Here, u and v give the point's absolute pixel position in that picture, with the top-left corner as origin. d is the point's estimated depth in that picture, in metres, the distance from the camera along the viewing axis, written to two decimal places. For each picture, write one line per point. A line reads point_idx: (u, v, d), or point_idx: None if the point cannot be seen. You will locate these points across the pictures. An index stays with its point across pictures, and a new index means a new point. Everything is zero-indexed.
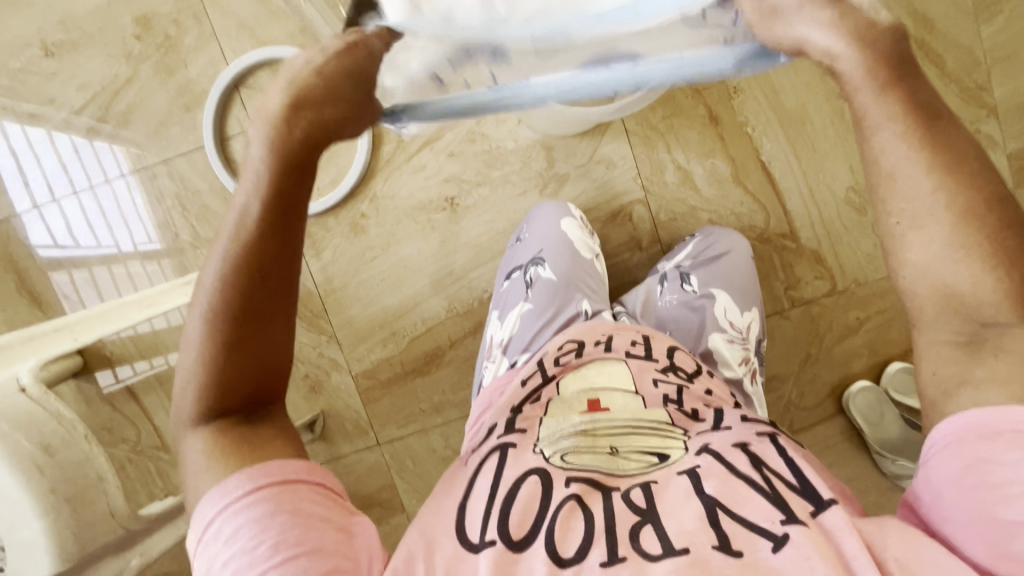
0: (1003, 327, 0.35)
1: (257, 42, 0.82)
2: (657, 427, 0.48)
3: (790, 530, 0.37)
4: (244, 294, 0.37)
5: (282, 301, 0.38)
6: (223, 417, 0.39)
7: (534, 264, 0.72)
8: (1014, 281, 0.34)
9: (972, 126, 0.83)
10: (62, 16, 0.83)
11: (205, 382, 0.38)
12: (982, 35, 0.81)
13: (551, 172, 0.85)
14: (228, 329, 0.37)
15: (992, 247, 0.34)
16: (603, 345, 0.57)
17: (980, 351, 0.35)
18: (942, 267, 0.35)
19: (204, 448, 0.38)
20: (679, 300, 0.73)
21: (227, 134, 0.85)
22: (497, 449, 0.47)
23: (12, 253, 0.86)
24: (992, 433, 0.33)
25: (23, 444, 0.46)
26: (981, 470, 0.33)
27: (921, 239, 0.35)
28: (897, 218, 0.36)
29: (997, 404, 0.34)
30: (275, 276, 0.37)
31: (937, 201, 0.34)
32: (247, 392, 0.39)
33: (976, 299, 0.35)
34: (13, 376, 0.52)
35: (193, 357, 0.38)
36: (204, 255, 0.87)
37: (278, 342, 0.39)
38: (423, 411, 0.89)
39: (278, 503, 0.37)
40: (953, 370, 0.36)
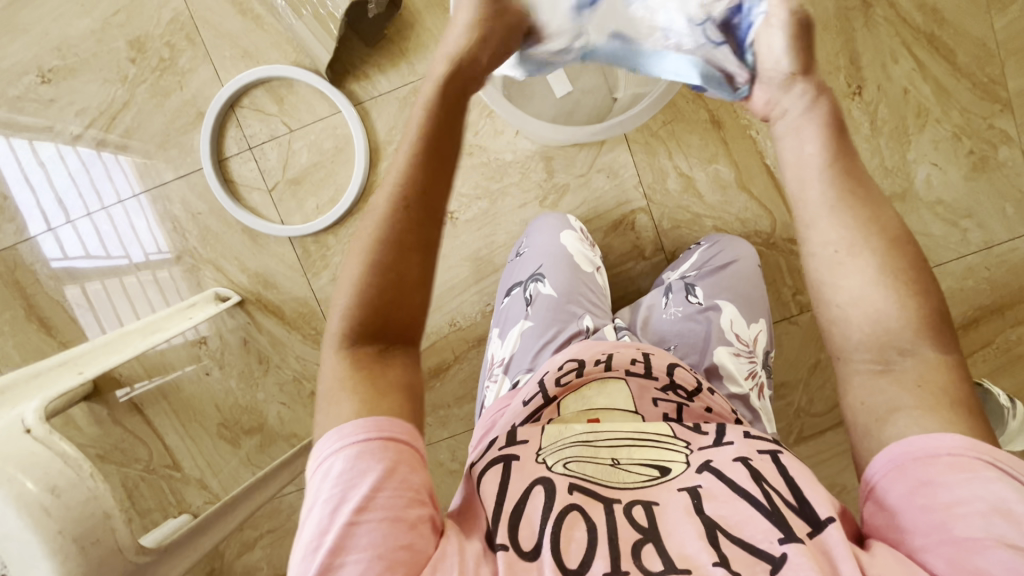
0: (917, 355, 0.39)
1: (251, 61, 0.82)
2: (660, 439, 0.46)
3: (788, 549, 0.36)
4: (396, 215, 0.41)
5: (424, 226, 0.42)
6: (367, 345, 0.41)
7: (533, 280, 0.71)
8: (923, 308, 0.39)
9: (985, 122, 0.80)
10: (57, 43, 0.83)
11: (353, 303, 0.40)
12: (994, 27, 0.78)
13: (551, 183, 0.84)
14: (381, 247, 0.40)
15: (909, 279, 0.40)
16: (604, 363, 0.53)
17: (900, 377, 0.39)
18: (877, 296, 0.40)
19: (338, 373, 0.40)
20: (684, 312, 0.71)
21: (226, 155, 0.84)
22: (501, 460, 0.44)
23: (19, 279, 0.87)
24: (929, 455, 0.36)
25: (30, 486, 0.46)
26: (928, 491, 0.35)
27: (855, 268, 0.40)
28: (838, 248, 0.41)
29: (926, 431, 0.36)
30: (423, 202, 0.42)
31: (858, 235, 0.41)
32: (385, 321, 0.41)
33: (901, 326, 0.39)
34: (19, 418, 0.52)
35: (349, 279, 0.41)
36: (208, 276, 0.87)
37: (413, 269, 0.41)
38: (429, 424, 0.89)
39: (382, 457, 0.37)
40: (882, 398, 0.39)
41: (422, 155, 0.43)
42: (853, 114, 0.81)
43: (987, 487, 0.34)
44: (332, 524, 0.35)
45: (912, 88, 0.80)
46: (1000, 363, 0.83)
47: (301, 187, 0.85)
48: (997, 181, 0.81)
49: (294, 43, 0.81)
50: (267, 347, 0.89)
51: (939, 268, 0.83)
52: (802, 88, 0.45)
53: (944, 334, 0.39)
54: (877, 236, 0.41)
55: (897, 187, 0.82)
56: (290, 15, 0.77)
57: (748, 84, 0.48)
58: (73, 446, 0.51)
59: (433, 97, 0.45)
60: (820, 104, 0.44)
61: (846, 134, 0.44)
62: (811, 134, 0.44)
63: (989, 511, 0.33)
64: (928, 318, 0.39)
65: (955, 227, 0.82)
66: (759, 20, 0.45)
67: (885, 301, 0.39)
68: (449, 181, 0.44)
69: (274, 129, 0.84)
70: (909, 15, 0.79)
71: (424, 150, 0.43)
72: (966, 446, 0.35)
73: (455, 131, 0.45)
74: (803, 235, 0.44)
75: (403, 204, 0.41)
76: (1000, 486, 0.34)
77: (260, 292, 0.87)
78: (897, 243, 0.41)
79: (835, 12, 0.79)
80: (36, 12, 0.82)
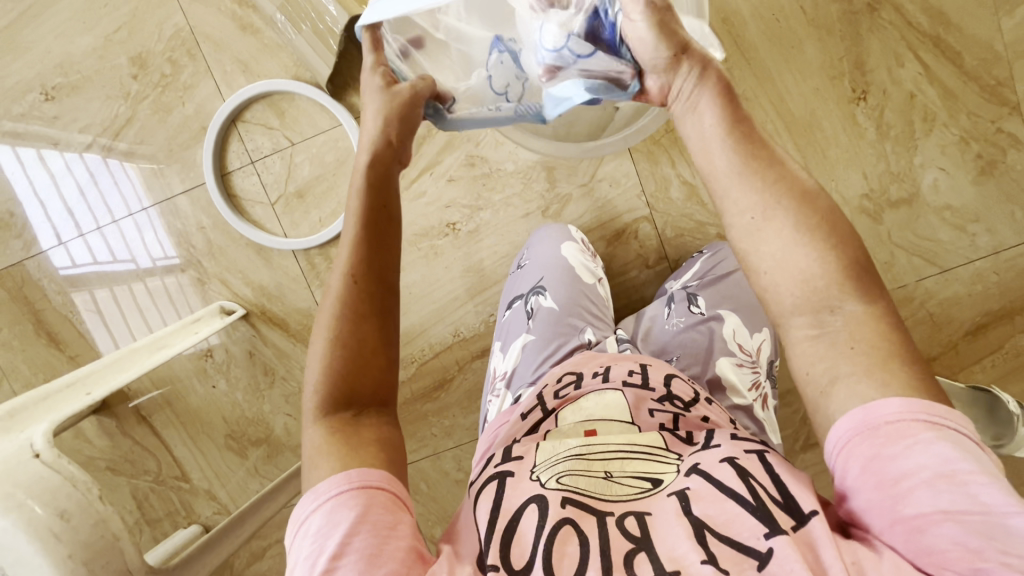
0: (850, 312, 0.38)
1: (251, 75, 0.82)
2: (651, 451, 0.46)
3: (774, 544, 0.36)
4: (351, 291, 0.44)
5: (377, 295, 0.45)
6: (344, 410, 0.42)
7: (534, 293, 0.71)
8: (848, 259, 0.38)
9: (993, 125, 0.79)
10: (60, 60, 0.83)
11: (325, 373, 0.42)
12: (1002, 28, 0.77)
13: (553, 193, 0.84)
14: (342, 322, 0.43)
15: (830, 230, 0.39)
16: (601, 376, 0.55)
17: (835, 339, 0.38)
18: (801, 257, 0.38)
19: (317, 442, 0.41)
20: (686, 322, 0.71)
21: (228, 169, 0.85)
22: (496, 477, 0.45)
23: (27, 295, 0.88)
24: (874, 429, 0.35)
25: (37, 511, 0.47)
26: (877, 467, 0.34)
27: (773, 231, 0.39)
28: (752, 216, 0.40)
29: (868, 400, 0.35)
30: (372, 274, 0.45)
31: (769, 197, 0.40)
32: (356, 384, 0.43)
33: (828, 281, 0.38)
34: (28, 442, 0.53)
35: (316, 357, 0.43)
36: (214, 289, 0.87)
37: (372, 333, 0.44)
38: (435, 435, 0.89)
39: (355, 507, 0.37)
40: (822, 366, 0.38)
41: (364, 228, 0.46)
42: (857, 119, 0.80)
43: (930, 452, 0.33)
44: None
45: (918, 92, 0.79)
46: (1009, 368, 0.82)
47: (303, 200, 0.85)
48: (1005, 184, 0.80)
49: (295, 57, 0.81)
50: (272, 359, 0.89)
51: (947, 273, 0.82)
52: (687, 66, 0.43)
53: (872, 282, 0.38)
54: (787, 194, 0.39)
55: (903, 192, 0.81)
56: (289, 30, 0.78)
57: (636, 78, 0.46)
58: (80, 469, 0.51)
59: (371, 171, 0.48)
60: (706, 87, 0.43)
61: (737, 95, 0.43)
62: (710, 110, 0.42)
63: (934, 478, 0.32)
64: (854, 267, 0.38)
65: (962, 232, 0.81)
66: (618, 18, 0.44)
67: (808, 257, 0.38)
68: (394, 245, 0.47)
69: (277, 142, 0.84)
70: (915, 18, 0.78)
71: (368, 224, 0.46)
72: (904, 410, 0.34)
73: (393, 198, 0.49)
74: (725, 206, 0.42)
75: (353, 280, 0.44)
76: (941, 446, 0.33)
77: (265, 305, 0.88)
78: (807, 197, 0.39)
79: (840, 17, 0.78)
80: (39, 30, 0.83)
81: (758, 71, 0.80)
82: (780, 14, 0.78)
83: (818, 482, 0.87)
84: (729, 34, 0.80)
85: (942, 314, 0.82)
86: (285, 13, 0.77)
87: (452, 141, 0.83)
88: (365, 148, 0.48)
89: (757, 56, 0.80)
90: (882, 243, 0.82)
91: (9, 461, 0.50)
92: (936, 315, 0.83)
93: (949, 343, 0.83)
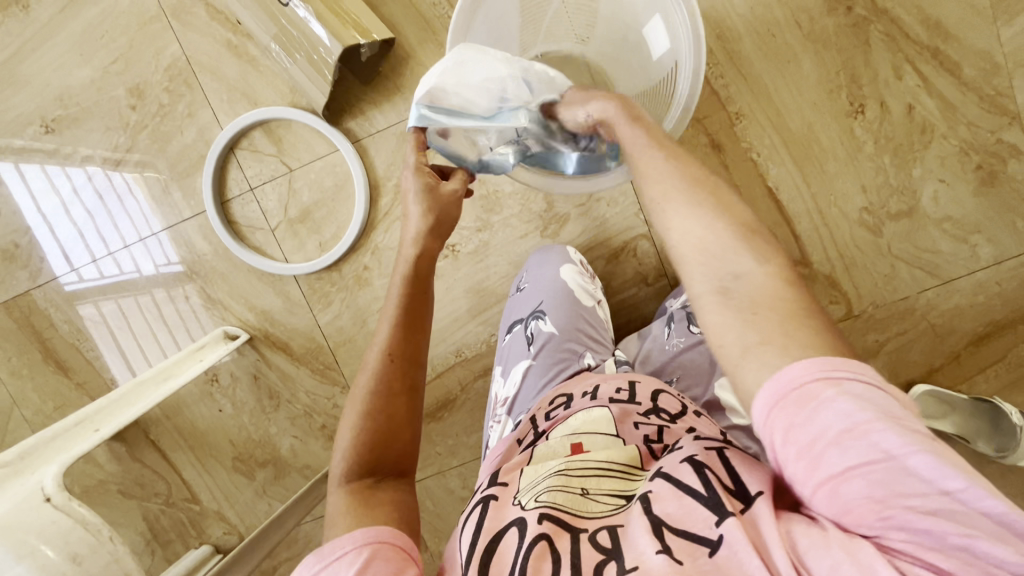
0: (752, 272, 0.35)
1: (247, 102, 0.82)
2: (628, 470, 0.47)
3: (724, 531, 0.34)
4: (387, 368, 0.47)
5: (409, 373, 0.48)
6: (369, 477, 0.44)
7: (534, 318, 0.72)
8: (740, 227, 0.37)
9: (993, 135, 0.78)
10: (59, 93, 0.84)
11: (354, 442, 0.45)
12: (1002, 39, 0.76)
13: (550, 213, 0.84)
14: (376, 396, 0.46)
15: (722, 206, 0.39)
16: (590, 395, 0.56)
17: (741, 302, 0.35)
18: (701, 227, 0.38)
19: (339, 503, 0.42)
20: (687, 342, 0.70)
21: (227, 197, 0.86)
22: (480, 503, 0.47)
23: (35, 324, 0.89)
24: (785, 397, 0.31)
25: (48, 554, 0.47)
26: (790, 435, 0.31)
27: (674, 207, 0.39)
28: (655, 198, 0.41)
29: (777, 363, 0.32)
30: (406, 353, 0.49)
31: (671, 183, 0.40)
32: (383, 455, 0.45)
33: (724, 246, 0.37)
34: (39, 486, 0.53)
35: (348, 426, 0.46)
36: (217, 315, 0.88)
37: (401, 409, 0.47)
38: (440, 453, 0.90)
39: (358, 562, 0.36)
40: (724, 325, 0.35)
41: (403, 314, 0.50)
42: (855, 133, 0.80)
43: (836, 411, 0.30)
44: None
45: (917, 104, 0.78)
46: (1012, 377, 0.82)
47: (303, 225, 0.86)
48: (1006, 194, 0.80)
49: (291, 85, 0.81)
50: (277, 383, 0.90)
51: (948, 284, 0.82)
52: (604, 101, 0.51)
53: (764, 247, 0.37)
54: (686, 178, 0.41)
55: (903, 205, 0.81)
56: (284, 59, 0.77)
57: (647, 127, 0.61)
58: (91, 511, 0.52)
59: (413, 261, 0.52)
60: (610, 105, 0.50)
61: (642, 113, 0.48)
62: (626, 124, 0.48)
63: (841, 437, 0.29)
64: (749, 234, 0.37)
65: (964, 243, 0.81)
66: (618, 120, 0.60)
67: (704, 225, 0.38)
68: (428, 330, 0.51)
69: (274, 169, 0.84)
70: (912, 30, 0.77)
71: (405, 309, 0.50)
72: (810, 371, 0.31)
73: (429, 288, 0.53)
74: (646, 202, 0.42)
75: (390, 359, 0.48)
76: (845, 401, 0.30)
77: (268, 329, 0.88)
78: (703, 182, 0.40)
79: (837, 31, 0.78)
80: (37, 63, 0.84)
81: (755, 87, 0.80)
82: (776, 30, 0.78)
83: None
84: (724, 49, 0.79)
85: (944, 324, 0.82)
86: (279, 43, 0.76)
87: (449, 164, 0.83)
88: (411, 242, 0.53)
89: (754, 72, 0.79)
90: (881, 255, 0.82)
91: (21, 505, 0.51)
92: (938, 327, 0.82)
93: (951, 354, 0.83)
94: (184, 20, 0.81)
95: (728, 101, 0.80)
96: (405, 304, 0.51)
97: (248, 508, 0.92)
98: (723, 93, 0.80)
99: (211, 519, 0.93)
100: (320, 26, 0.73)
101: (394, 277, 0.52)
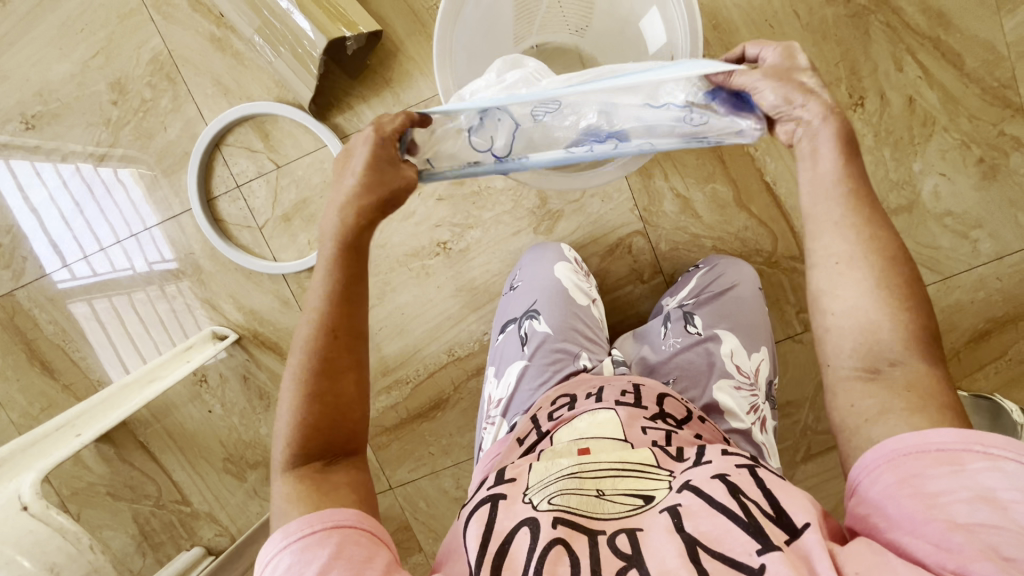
0: (909, 369, 0.38)
1: (233, 98, 0.80)
2: (643, 469, 0.45)
3: (766, 560, 0.35)
4: (327, 343, 0.42)
5: (354, 348, 0.43)
6: (313, 462, 0.41)
7: (528, 317, 0.70)
8: (918, 322, 0.39)
9: (994, 128, 0.77)
10: (39, 88, 0.82)
11: (294, 426, 0.41)
12: (1004, 29, 0.75)
13: (544, 210, 0.82)
14: (312, 378, 0.42)
15: (908, 294, 0.39)
16: (594, 397, 0.55)
17: (890, 384, 0.38)
18: (874, 310, 0.39)
19: (285, 492, 0.40)
20: (685, 342, 0.69)
21: (214, 195, 0.84)
22: (487, 500, 0.44)
23: (18, 325, 0.87)
24: (920, 449, 0.35)
25: (25, 565, 0.46)
26: (916, 483, 0.34)
27: (852, 280, 0.39)
28: (839, 258, 0.40)
29: (918, 430, 0.36)
30: (348, 327, 0.43)
31: (860, 247, 0.39)
32: (326, 439, 0.42)
33: (890, 335, 0.38)
34: (15, 495, 0.52)
35: (287, 408, 0.42)
36: (203, 314, 0.87)
37: (348, 388, 0.43)
38: (432, 453, 0.89)
39: (325, 544, 0.37)
40: (871, 403, 0.38)
41: (336, 281, 0.43)
42: (855, 126, 0.78)
43: (978, 479, 0.33)
44: None
45: (918, 96, 0.76)
46: (1013, 375, 0.81)
47: (294, 222, 0.84)
48: (1009, 189, 0.78)
49: (277, 79, 0.79)
50: (267, 384, 0.89)
51: (948, 280, 0.80)
52: (805, 115, 0.42)
53: (932, 345, 0.39)
54: (877, 252, 0.39)
55: (903, 200, 0.79)
56: (268, 51, 0.75)
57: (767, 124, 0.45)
58: (71, 519, 0.51)
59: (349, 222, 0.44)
60: (829, 128, 0.41)
61: (861, 152, 0.41)
62: (825, 153, 0.41)
63: (972, 498, 0.32)
64: (922, 331, 0.39)
65: (964, 239, 0.79)
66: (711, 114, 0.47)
67: (879, 312, 0.39)
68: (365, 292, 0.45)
69: (261, 166, 0.83)
70: (913, 20, 0.75)
71: (339, 275, 0.44)
72: (958, 440, 0.34)
73: (364, 245, 0.45)
74: (820, 255, 0.41)
75: (331, 333, 0.42)
76: (989, 474, 0.33)
77: (257, 329, 0.87)
78: (894, 259, 0.39)
79: (834, 21, 0.76)
80: (15, 57, 0.82)
81: None
82: (773, 20, 0.76)
83: (820, 494, 0.86)
84: (720, 38, 0.77)
85: (945, 321, 0.81)
86: (263, 36, 0.74)
87: None
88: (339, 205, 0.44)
89: None
90: None
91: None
92: (938, 323, 0.81)
93: (952, 351, 0.81)
94: (165, 12, 0.79)
95: None
96: (341, 270, 0.44)
97: (239, 509, 0.91)
98: None
99: (202, 521, 0.91)
100: (304, 18, 0.71)
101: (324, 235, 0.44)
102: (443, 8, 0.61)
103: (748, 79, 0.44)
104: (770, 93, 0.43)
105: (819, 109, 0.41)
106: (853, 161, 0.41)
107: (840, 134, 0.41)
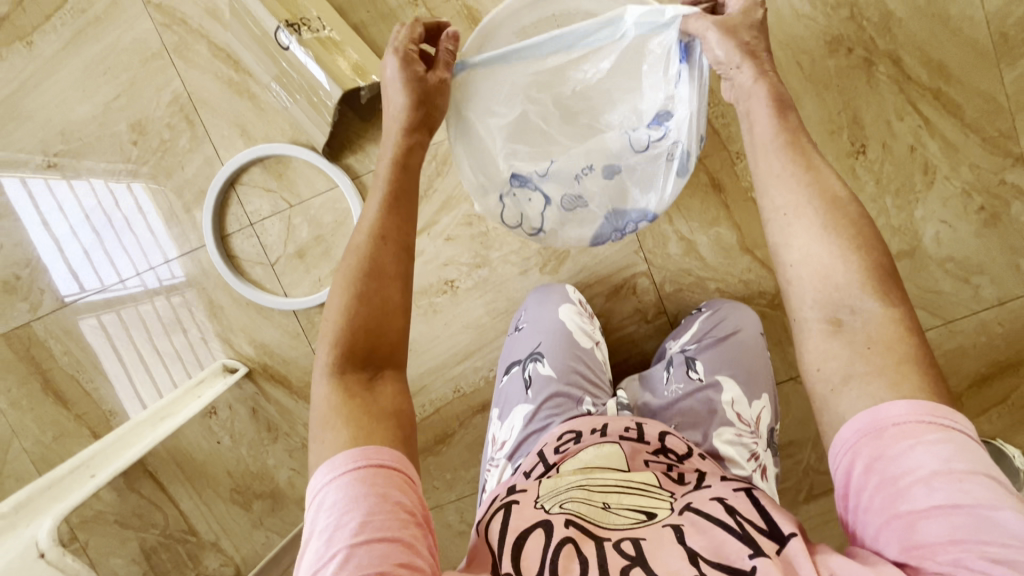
0: (872, 308, 0.40)
1: (249, 138, 0.83)
2: (646, 488, 0.48)
3: (757, 563, 0.37)
4: (379, 248, 0.49)
5: (400, 258, 0.49)
6: (353, 369, 0.45)
7: (533, 360, 0.71)
8: (871, 263, 0.41)
9: (996, 176, 0.78)
10: (61, 128, 0.85)
11: (341, 329, 0.45)
12: (1004, 81, 0.76)
13: (550, 251, 0.84)
14: (363, 278, 0.47)
15: (857, 230, 0.42)
16: (600, 431, 0.55)
17: (852, 333, 0.40)
18: (825, 253, 0.42)
19: (326, 393, 0.44)
20: (685, 388, 0.70)
21: (227, 232, 0.86)
22: (502, 507, 0.47)
23: (34, 355, 0.89)
24: (880, 429, 0.36)
25: None
26: (880, 467, 0.35)
27: (802, 227, 0.43)
28: (787, 211, 0.44)
29: (876, 403, 0.37)
30: (396, 236, 0.50)
31: (803, 196, 0.44)
32: (368, 343, 0.45)
33: (845, 275, 0.41)
34: (32, 540, 0.53)
35: (336, 309, 0.46)
36: (215, 348, 0.89)
37: (394, 294, 0.47)
38: (436, 488, 0.90)
39: (366, 482, 0.39)
40: (837, 366, 0.40)
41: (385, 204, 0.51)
42: (857, 172, 0.79)
43: (931, 451, 0.34)
44: (326, 549, 0.37)
45: (919, 144, 0.78)
46: (1016, 420, 0.81)
47: (305, 259, 0.86)
48: (1010, 235, 0.79)
49: (293, 122, 0.81)
50: (276, 417, 0.91)
51: (950, 325, 0.81)
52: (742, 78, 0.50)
53: (889, 285, 0.40)
54: (819, 198, 0.43)
55: (905, 245, 0.80)
56: (285, 98, 0.77)
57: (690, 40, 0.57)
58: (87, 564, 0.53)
59: (406, 138, 0.55)
60: (760, 85, 0.50)
61: (794, 108, 0.49)
62: (760, 102, 0.49)
63: (931, 476, 0.34)
64: (876, 271, 0.41)
65: (965, 284, 0.80)
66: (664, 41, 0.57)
67: (831, 256, 0.41)
68: (410, 212, 0.52)
69: (275, 205, 0.85)
70: (914, 71, 0.77)
71: (388, 196, 0.52)
72: (912, 412, 0.36)
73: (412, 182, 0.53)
74: (773, 210, 0.45)
75: (381, 238, 0.49)
76: (943, 446, 0.34)
77: (267, 362, 0.88)
78: (835, 203, 0.43)
79: (836, 71, 0.78)
80: (39, 99, 0.84)
81: None
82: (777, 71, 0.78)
83: (822, 533, 0.86)
84: None
85: (946, 365, 0.81)
86: (280, 83, 0.76)
87: (448, 201, 0.84)
88: (394, 134, 0.54)
89: None
90: None
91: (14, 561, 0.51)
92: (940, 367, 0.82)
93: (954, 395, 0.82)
94: (187, 56, 0.82)
95: (729, 141, 0.80)
96: (390, 195, 0.52)
97: (244, 538, 0.92)
98: (725, 131, 0.80)
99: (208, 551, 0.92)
100: (319, 68, 0.72)
101: (381, 163, 0.54)
102: (479, 26, 0.61)
103: (700, 26, 0.53)
104: (716, 46, 0.52)
105: (751, 70, 0.50)
106: (790, 114, 0.48)
107: (771, 90, 0.49)
